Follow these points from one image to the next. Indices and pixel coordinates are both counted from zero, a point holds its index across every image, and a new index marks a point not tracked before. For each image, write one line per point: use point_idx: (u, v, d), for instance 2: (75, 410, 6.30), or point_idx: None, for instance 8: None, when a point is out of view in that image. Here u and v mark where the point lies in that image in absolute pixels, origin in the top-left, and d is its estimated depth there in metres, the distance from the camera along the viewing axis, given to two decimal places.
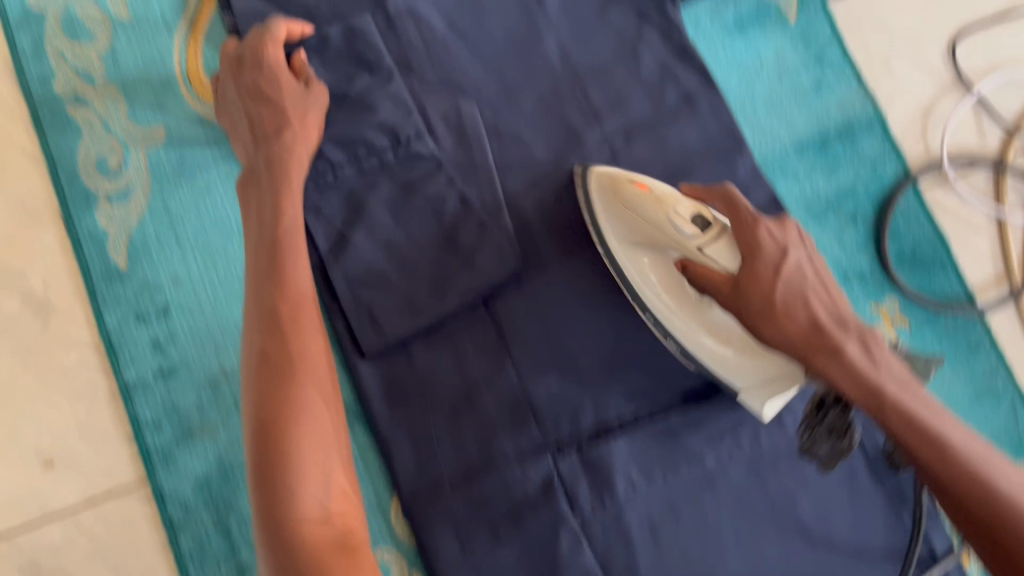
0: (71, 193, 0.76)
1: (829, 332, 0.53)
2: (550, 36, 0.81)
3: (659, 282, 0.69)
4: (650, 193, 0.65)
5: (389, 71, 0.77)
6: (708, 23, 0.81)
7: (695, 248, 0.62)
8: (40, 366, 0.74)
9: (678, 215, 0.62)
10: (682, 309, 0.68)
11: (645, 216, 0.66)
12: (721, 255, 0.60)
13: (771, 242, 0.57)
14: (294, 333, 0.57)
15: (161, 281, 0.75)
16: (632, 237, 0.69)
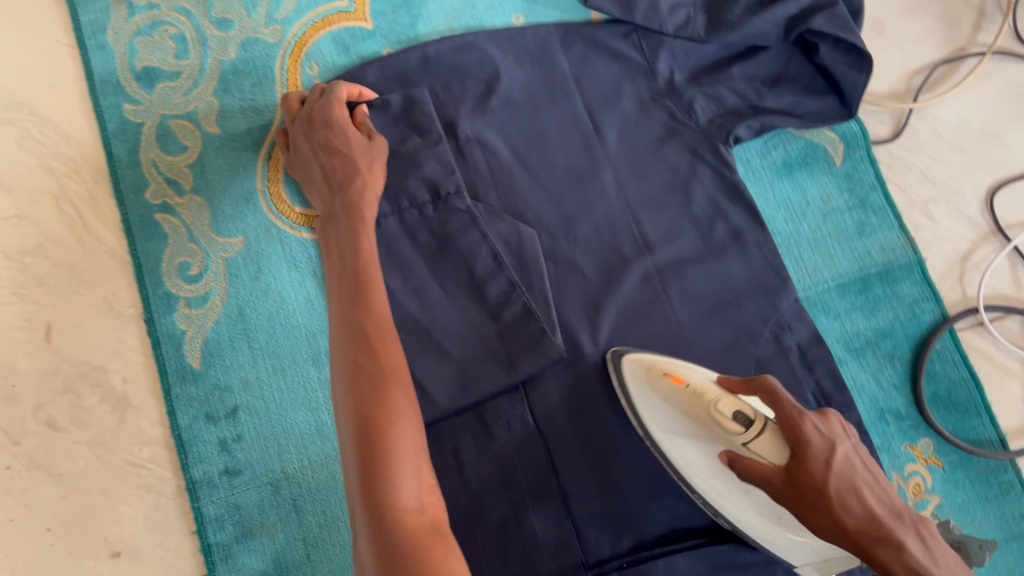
0: (154, 295, 0.81)
1: (886, 524, 0.54)
2: (609, 169, 0.86)
3: (701, 471, 0.71)
4: (688, 391, 0.68)
5: (438, 136, 0.83)
6: (759, 164, 0.87)
7: (740, 444, 0.63)
8: (113, 459, 0.78)
9: (720, 412, 0.64)
10: (729, 493, 0.69)
11: (687, 413, 0.68)
12: (768, 445, 0.61)
13: (818, 436, 0.58)
14: (384, 346, 0.64)
15: (232, 384, 0.80)
16: (669, 425, 0.72)
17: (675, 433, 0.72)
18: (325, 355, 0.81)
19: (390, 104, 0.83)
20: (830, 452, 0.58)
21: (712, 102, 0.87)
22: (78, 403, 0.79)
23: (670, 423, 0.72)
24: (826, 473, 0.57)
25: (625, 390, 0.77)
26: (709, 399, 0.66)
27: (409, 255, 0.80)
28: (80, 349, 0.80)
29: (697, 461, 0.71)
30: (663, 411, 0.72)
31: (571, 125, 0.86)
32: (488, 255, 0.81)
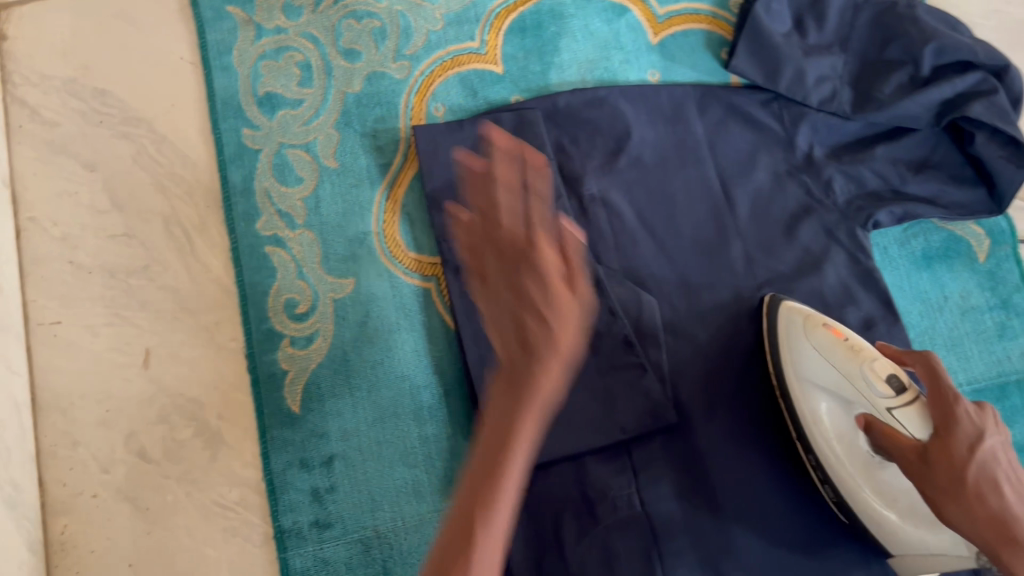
0: (257, 330, 0.78)
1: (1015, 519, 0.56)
2: (737, 242, 0.82)
3: (833, 428, 0.68)
4: (845, 344, 0.67)
5: (548, 156, 0.81)
6: (896, 252, 0.82)
7: (884, 408, 0.65)
8: (201, 497, 0.75)
9: (876, 370, 0.65)
10: (852, 462, 0.67)
11: (835, 364, 0.68)
12: (917, 417, 0.63)
13: (968, 420, 0.60)
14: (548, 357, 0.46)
15: (329, 431, 0.76)
16: (811, 375, 0.70)
17: (815, 385, 0.69)
18: (426, 409, 0.78)
19: (503, 124, 0.82)
20: (975, 445, 0.59)
21: (851, 182, 0.83)
22: (171, 435, 0.76)
23: (811, 373, 0.70)
24: (969, 460, 0.59)
25: (773, 343, 0.73)
26: (866, 355, 0.66)
27: None
28: (177, 379, 0.77)
29: (829, 418, 0.69)
30: (798, 366, 0.71)
31: (701, 191, 0.83)
32: (590, 282, 0.78)
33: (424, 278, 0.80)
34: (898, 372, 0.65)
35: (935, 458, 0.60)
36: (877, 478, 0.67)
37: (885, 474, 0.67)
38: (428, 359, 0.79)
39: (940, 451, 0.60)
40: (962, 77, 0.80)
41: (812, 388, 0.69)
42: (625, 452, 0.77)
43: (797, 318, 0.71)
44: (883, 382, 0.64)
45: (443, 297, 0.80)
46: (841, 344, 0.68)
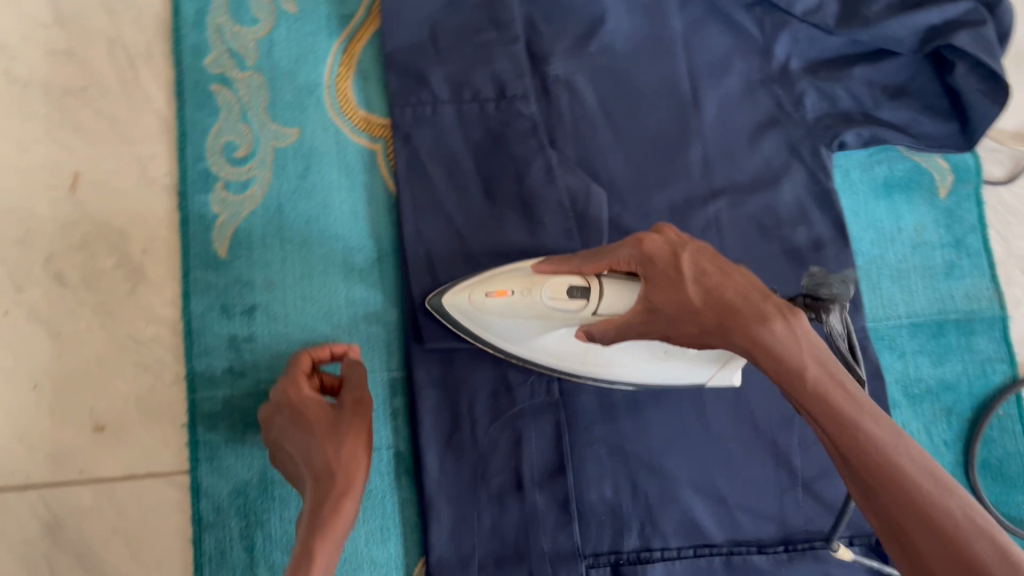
0: (192, 169, 0.76)
1: (748, 309, 0.51)
2: (698, 146, 0.79)
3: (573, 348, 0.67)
4: (512, 296, 0.61)
5: (516, 33, 0.77)
6: (857, 177, 0.80)
7: (587, 315, 0.59)
8: (116, 329, 0.74)
9: (550, 297, 0.59)
10: (598, 355, 0.67)
11: (524, 316, 0.62)
12: (620, 304, 0.58)
13: (661, 248, 0.55)
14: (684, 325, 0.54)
15: (254, 281, 0.74)
16: (514, 330, 0.65)
17: (521, 335, 0.66)
18: (356, 272, 0.76)
19: None
20: (704, 268, 0.53)
21: (824, 99, 0.80)
22: (91, 263, 0.74)
23: (504, 326, 0.65)
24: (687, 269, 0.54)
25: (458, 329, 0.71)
26: (536, 289, 0.60)
27: (458, 149, 0.76)
28: (105, 208, 0.75)
29: (561, 344, 0.66)
30: (496, 326, 0.66)
31: (668, 88, 0.80)
32: (541, 166, 0.76)
33: (372, 139, 0.78)
34: (569, 278, 0.59)
35: (659, 305, 0.54)
36: (641, 353, 0.66)
37: (645, 347, 0.66)
38: (366, 222, 0.77)
39: (655, 291, 0.54)
40: (953, 4, 0.76)
41: (523, 338, 0.66)
42: None
43: (467, 297, 0.65)
44: (569, 297, 0.59)
45: (389, 161, 0.77)
46: (510, 295, 0.61)
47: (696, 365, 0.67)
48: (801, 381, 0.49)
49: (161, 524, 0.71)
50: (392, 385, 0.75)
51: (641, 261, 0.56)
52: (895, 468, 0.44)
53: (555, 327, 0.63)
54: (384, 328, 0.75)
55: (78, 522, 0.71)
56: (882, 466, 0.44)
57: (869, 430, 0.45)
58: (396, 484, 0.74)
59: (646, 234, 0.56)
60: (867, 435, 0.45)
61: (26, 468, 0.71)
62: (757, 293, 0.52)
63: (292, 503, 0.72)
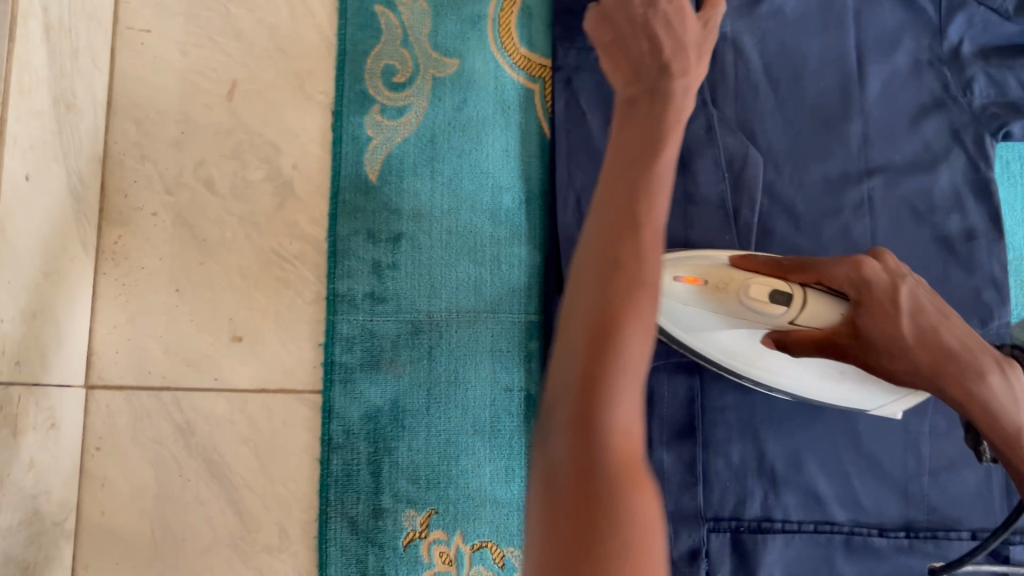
0: (350, 89, 0.74)
1: (968, 360, 0.59)
2: (859, 121, 0.77)
3: (747, 353, 0.65)
4: (711, 286, 0.63)
5: None
6: (1018, 169, 0.78)
7: (781, 321, 0.61)
8: (260, 241, 0.73)
9: (752, 296, 0.61)
10: (765, 365, 0.65)
11: (713, 310, 0.63)
12: (822, 317, 0.61)
13: (880, 274, 0.60)
14: (902, 360, 0.59)
15: (402, 209, 0.74)
16: (698, 322, 0.64)
17: (701, 325, 0.64)
18: (503, 211, 0.75)
19: None
20: (919, 306, 0.60)
21: (993, 87, 0.78)
22: (241, 173, 0.74)
23: (687, 318, 0.64)
24: (902, 300, 0.59)
25: None
26: (736, 285, 0.62)
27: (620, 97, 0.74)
28: (259, 119, 0.74)
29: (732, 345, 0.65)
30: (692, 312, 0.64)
31: (834, 59, 0.78)
32: (703, 124, 0.75)
33: (530, 78, 0.76)
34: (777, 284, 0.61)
35: (869, 333, 0.59)
36: (820, 369, 0.65)
37: (826, 364, 0.64)
38: (517, 162, 0.76)
39: (873, 317, 0.59)
40: None
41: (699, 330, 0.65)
42: None
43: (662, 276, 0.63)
44: (774, 303, 0.60)
45: (546, 102, 0.76)
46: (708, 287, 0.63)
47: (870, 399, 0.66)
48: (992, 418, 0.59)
49: (290, 441, 0.71)
50: (528, 327, 0.74)
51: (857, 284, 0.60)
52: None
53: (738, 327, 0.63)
54: (525, 270, 0.74)
55: (208, 429, 0.71)
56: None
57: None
58: (523, 427, 0.72)
59: (863, 258, 0.61)
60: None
61: (163, 370, 0.71)
62: (976, 347, 0.60)
63: (420, 434, 0.71)
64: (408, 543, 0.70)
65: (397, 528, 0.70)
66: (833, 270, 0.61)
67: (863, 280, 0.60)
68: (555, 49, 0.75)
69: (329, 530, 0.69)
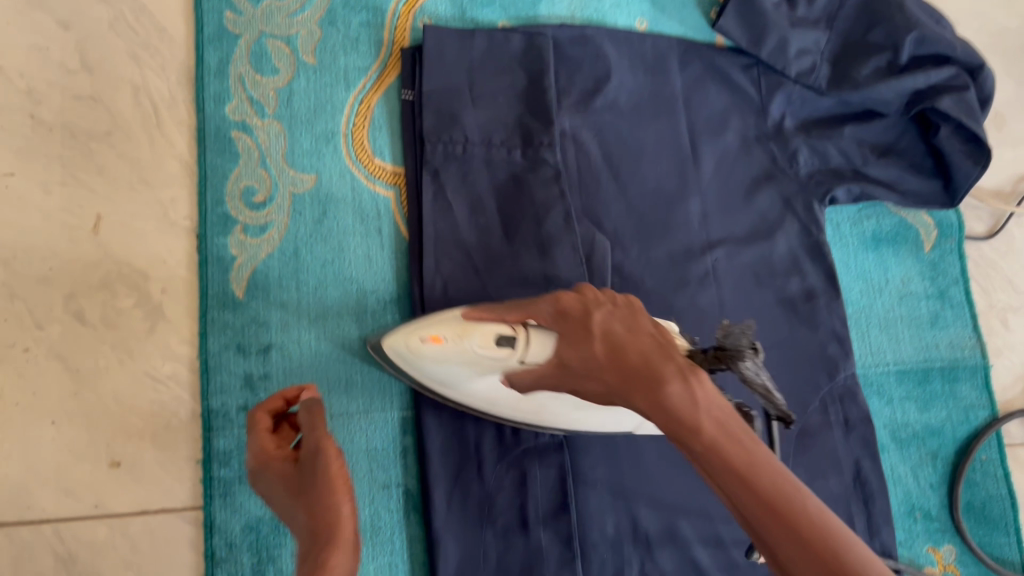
0: (212, 213, 0.78)
1: (648, 364, 0.50)
2: (696, 198, 0.83)
3: (504, 397, 0.68)
4: (450, 338, 0.62)
5: (528, 85, 0.82)
6: (849, 231, 0.85)
7: (516, 361, 0.60)
8: (133, 366, 0.75)
9: (480, 344, 0.60)
10: (523, 406, 0.69)
11: (455, 361, 0.63)
12: (545, 353, 0.58)
13: (572, 300, 0.57)
14: (597, 381, 0.54)
15: (270, 321, 0.77)
16: (448, 377, 0.66)
17: (456, 385, 0.68)
18: (369, 314, 0.78)
19: (481, 47, 0.82)
20: (611, 330, 0.53)
21: (817, 156, 0.84)
22: (111, 301, 0.76)
23: (455, 371, 0.65)
24: (596, 319, 0.55)
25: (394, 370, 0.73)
26: (466, 337, 0.61)
27: (482, 191, 0.79)
28: (126, 247, 0.77)
29: (485, 392, 0.67)
30: (436, 379, 0.68)
31: (670, 142, 0.84)
32: (560, 213, 0.79)
33: (389, 186, 0.81)
34: (498, 326, 0.60)
35: (572, 362, 0.56)
36: (564, 405, 0.68)
37: (565, 401, 0.67)
38: (380, 268, 0.80)
39: (571, 346, 0.55)
40: (938, 70, 0.81)
41: (464, 382, 0.66)
42: None
43: (391, 349, 0.68)
44: (497, 344, 0.60)
45: (403, 208, 0.81)
46: (443, 345, 0.62)
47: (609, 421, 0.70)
48: (755, 484, 0.42)
49: (173, 559, 0.73)
50: (402, 424, 0.77)
51: (558, 316, 0.57)
52: (794, 528, 0.40)
53: (483, 381, 0.65)
54: None
55: (91, 557, 0.72)
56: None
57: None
58: (404, 521, 0.76)
59: (560, 292, 0.59)
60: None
61: (42, 504, 0.72)
62: (664, 358, 0.50)
63: None
64: None
65: None
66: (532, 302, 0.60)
67: (564, 308, 0.57)
68: (423, 145, 0.79)
69: None
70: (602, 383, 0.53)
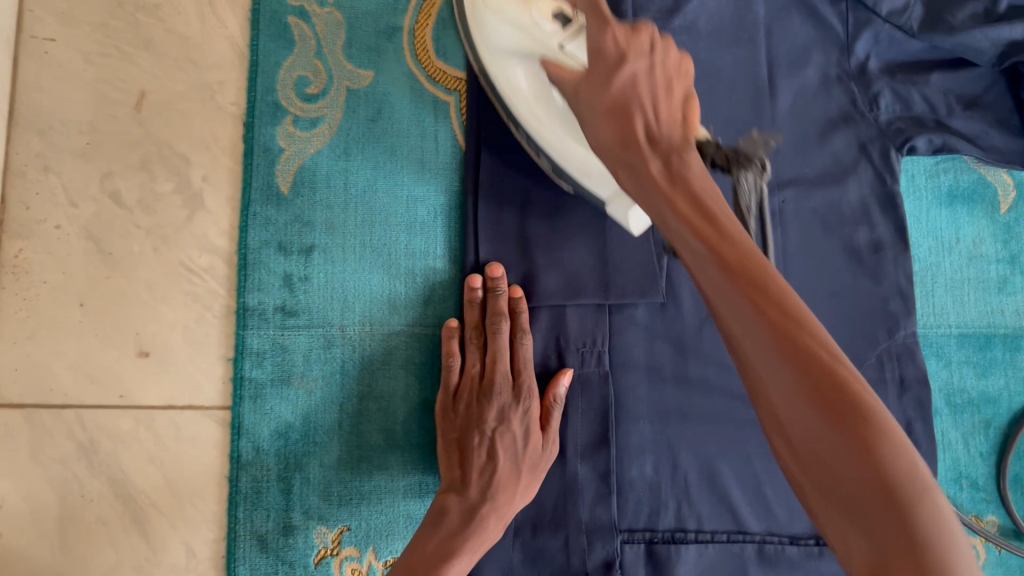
0: (262, 100, 0.74)
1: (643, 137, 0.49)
2: (770, 134, 0.79)
3: (528, 90, 0.65)
4: None
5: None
6: (923, 185, 0.81)
7: (555, 47, 0.59)
8: (169, 254, 0.72)
9: (536, 12, 0.59)
10: (542, 110, 0.65)
11: (502, 19, 0.61)
12: (578, 57, 0.57)
13: (613, 48, 0.53)
14: (600, 116, 0.52)
15: (315, 221, 0.73)
16: (496, 37, 0.63)
17: (496, 46, 0.64)
18: (418, 224, 0.74)
19: None
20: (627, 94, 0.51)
21: (899, 102, 0.80)
22: (149, 185, 0.72)
23: (501, 40, 0.63)
24: (618, 70, 0.52)
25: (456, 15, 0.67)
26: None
27: None
28: (168, 129, 0.73)
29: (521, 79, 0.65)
30: (480, 37, 0.64)
31: (748, 72, 0.79)
32: None
33: (447, 91, 0.76)
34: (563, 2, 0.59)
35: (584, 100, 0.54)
36: (571, 126, 0.64)
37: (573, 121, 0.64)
38: (433, 176, 0.75)
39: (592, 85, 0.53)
40: None
41: (501, 53, 0.64)
42: (605, 309, 0.74)
43: None
44: (550, 20, 0.59)
45: (462, 115, 0.76)
46: None
47: (596, 182, 0.66)
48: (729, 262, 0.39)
49: (198, 457, 0.70)
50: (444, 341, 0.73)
51: (592, 51, 0.54)
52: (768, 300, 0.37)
53: (522, 57, 0.63)
54: (440, 281, 0.74)
55: (112, 447, 0.69)
56: (816, 444, 0.34)
57: (788, 401, 0.35)
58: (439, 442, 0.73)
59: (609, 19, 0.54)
60: (787, 418, 0.35)
61: (66, 388, 0.69)
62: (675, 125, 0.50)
63: (331, 451, 0.71)
64: (319, 560, 0.70)
65: (308, 545, 0.70)
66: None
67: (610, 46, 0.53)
68: None
69: (237, 549, 0.69)
70: (599, 112, 0.52)
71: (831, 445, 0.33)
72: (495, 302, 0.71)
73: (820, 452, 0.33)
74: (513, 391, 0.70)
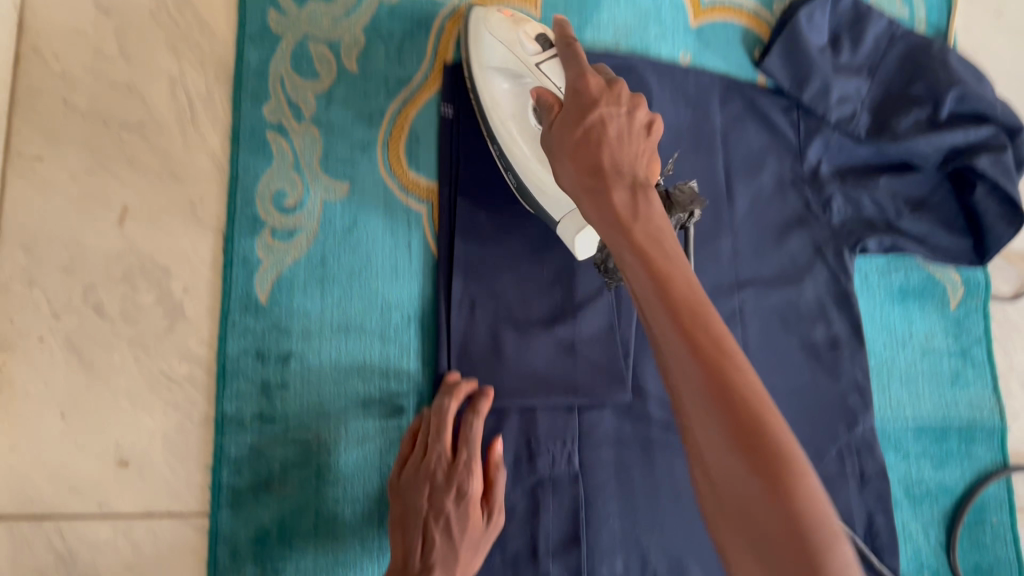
0: (241, 213, 0.77)
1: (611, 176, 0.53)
2: (728, 237, 0.82)
3: (508, 109, 0.72)
4: (511, 18, 0.70)
5: None
6: (876, 282, 0.85)
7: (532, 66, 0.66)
8: (149, 364, 0.74)
9: (525, 39, 0.67)
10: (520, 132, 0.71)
11: (500, 38, 0.70)
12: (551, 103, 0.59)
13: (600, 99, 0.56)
14: (582, 151, 0.54)
15: (292, 328, 0.75)
16: (491, 56, 0.72)
17: (489, 67, 0.72)
18: (391, 329, 0.77)
19: None
20: (604, 130, 0.54)
21: (849, 205, 0.84)
22: (131, 296, 0.75)
23: (494, 58, 0.72)
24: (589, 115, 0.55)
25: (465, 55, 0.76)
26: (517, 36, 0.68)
27: (515, 223, 0.79)
28: (150, 242, 0.76)
29: (505, 98, 0.72)
30: (481, 66, 0.73)
31: (706, 177, 0.83)
32: None
33: (419, 201, 0.80)
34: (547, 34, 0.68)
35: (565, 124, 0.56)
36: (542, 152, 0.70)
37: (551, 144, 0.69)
38: (406, 282, 0.78)
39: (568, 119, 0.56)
40: (978, 128, 0.80)
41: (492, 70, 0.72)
42: (575, 411, 0.77)
43: (477, 16, 0.75)
44: (533, 41, 0.67)
45: (434, 224, 0.80)
46: (505, 18, 0.71)
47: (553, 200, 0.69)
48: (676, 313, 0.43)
49: (176, 565, 0.71)
50: None
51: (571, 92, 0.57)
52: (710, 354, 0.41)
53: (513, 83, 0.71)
54: (414, 385, 0.77)
55: (91, 556, 0.70)
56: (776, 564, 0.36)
57: (719, 447, 0.39)
58: None
59: (590, 72, 0.57)
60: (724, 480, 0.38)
61: (45, 498, 0.70)
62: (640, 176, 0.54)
63: (308, 554, 0.73)
64: None
65: None
66: (600, 67, 0.61)
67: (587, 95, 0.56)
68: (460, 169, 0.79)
69: None
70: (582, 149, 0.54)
71: (752, 490, 0.37)
72: (454, 386, 0.72)
73: (741, 497, 0.37)
74: (449, 470, 0.69)
